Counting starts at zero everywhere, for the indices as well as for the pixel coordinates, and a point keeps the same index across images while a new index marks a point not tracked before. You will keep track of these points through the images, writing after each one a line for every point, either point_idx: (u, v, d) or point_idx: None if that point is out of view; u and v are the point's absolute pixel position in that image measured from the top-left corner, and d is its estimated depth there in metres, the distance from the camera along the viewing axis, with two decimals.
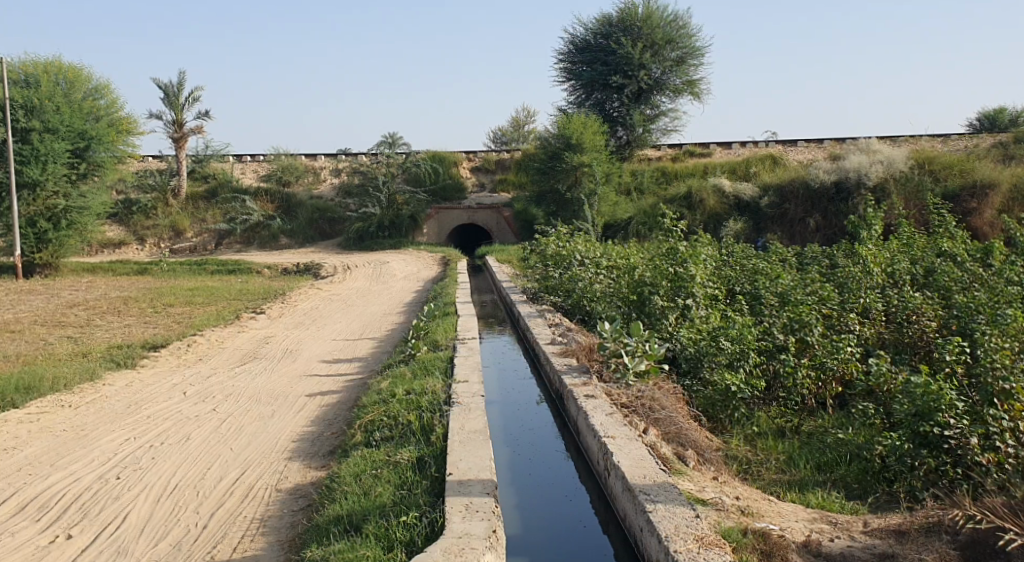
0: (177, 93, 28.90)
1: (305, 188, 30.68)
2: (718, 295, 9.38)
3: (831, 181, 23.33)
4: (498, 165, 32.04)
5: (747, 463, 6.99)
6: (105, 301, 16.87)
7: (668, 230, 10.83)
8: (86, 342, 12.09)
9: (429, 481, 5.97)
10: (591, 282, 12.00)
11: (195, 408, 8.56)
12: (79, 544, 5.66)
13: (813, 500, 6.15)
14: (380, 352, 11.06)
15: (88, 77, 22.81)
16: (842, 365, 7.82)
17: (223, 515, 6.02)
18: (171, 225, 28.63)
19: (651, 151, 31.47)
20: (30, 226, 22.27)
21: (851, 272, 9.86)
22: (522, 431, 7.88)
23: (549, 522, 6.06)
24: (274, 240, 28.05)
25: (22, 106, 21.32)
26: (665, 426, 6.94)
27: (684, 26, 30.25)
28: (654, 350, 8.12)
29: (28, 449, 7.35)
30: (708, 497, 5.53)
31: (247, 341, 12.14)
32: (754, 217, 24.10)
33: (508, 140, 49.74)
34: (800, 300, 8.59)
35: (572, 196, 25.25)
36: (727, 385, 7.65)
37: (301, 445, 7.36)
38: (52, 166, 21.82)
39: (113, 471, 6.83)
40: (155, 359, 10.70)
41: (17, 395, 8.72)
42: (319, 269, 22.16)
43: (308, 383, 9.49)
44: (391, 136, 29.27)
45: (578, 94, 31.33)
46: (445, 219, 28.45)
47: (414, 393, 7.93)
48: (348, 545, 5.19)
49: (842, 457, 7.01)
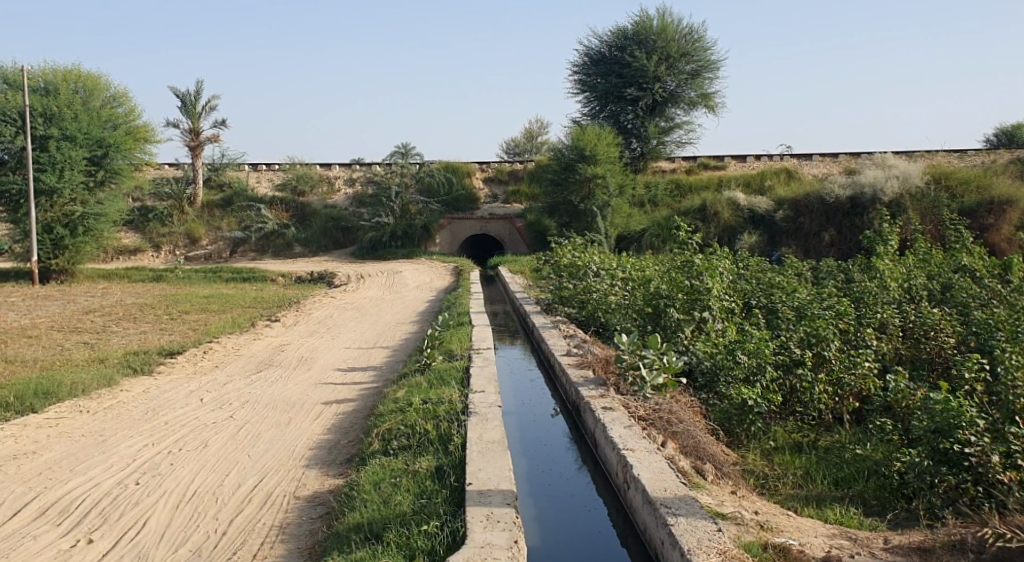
0: (194, 103, 29.16)
1: (319, 198, 30.80)
2: (735, 308, 9.37)
3: (847, 196, 23.29)
4: (511, 176, 32.07)
5: (764, 478, 6.96)
6: (123, 307, 17.05)
7: (683, 243, 10.84)
8: (103, 347, 12.23)
9: (448, 491, 5.98)
10: (606, 294, 12.03)
11: (212, 415, 8.61)
12: (100, 549, 5.69)
13: (832, 517, 6.14)
14: (394, 361, 11.09)
15: (107, 85, 23.11)
16: (860, 380, 7.82)
17: (243, 522, 6.05)
18: (186, 233, 28.89)
19: (665, 163, 31.62)
20: (46, 232, 22.44)
21: (869, 287, 9.87)
22: (540, 442, 7.88)
23: (566, 534, 6.05)
24: (288, 248, 28.32)
25: (40, 114, 21.64)
26: (683, 439, 6.96)
27: (699, 40, 30.30)
28: (672, 363, 8.06)
29: (48, 453, 7.41)
30: (728, 511, 5.52)
31: (262, 347, 12.24)
32: (769, 230, 24.11)
33: (520, 151, 50.45)
34: (817, 314, 8.55)
35: (585, 207, 25.25)
36: (744, 399, 7.62)
37: (318, 453, 7.39)
38: (69, 173, 22.06)
39: (133, 476, 6.87)
40: (171, 366, 10.79)
41: (36, 400, 8.84)
42: (332, 277, 22.26)
43: (323, 391, 9.52)
44: (404, 147, 29.25)
45: (592, 106, 31.32)
46: (458, 229, 28.70)
47: (430, 402, 7.95)
48: (370, 553, 5.20)
49: (860, 473, 6.98)
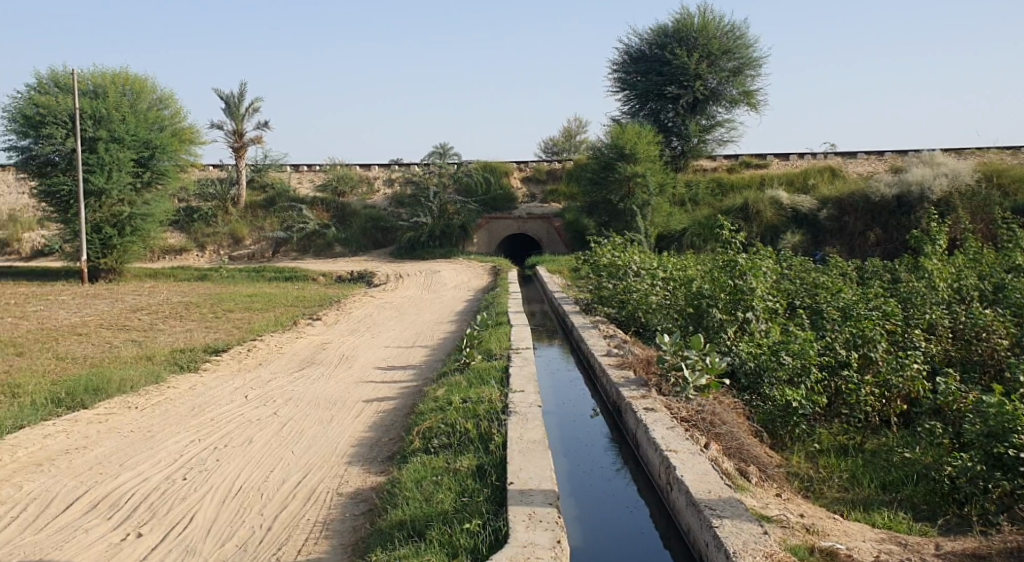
0: (238, 104, 29.58)
1: (358, 198, 31.06)
2: (778, 309, 9.25)
3: (893, 194, 22.83)
4: (550, 175, 32.03)
5: (809, 481, 6.85)
6: (168, 306, 17.34)
7: (726, 242, 10.72)
8: (150, 345, 12.45)
9: (490, 489, 5.98)
10: (647, 294, 11.96)
11: (256, 411, 8.72)
12: (149, 543, 5.79)
13: (880, 521, 6.03)
14: (434, 359, 11.14)
15: (153, 88, 23.57)
16: (909, 382, 7.67)
17: (287, 517, 6.11)
18: (229, 233, 29.30)
19: (707, 161, 31.44)
20: (95, 232, 22.91)
21: (917, 287, 9.67)
22: (581, 443, 7.85)
23: (608, 535, 6.01)
24: (328, 248, 28.57)
25: (90, 116, 22.11)
26: (727, 441, 6.88)
27: (741, 37, 29.96)
28: (715, 364, 7.96)
29: (98, 448, 7.56)
30: (773, 514, 5.45)
31: (304, 346, 12.36)
32: (812, 229, 23.88)
33: (559, 150, 50.44)
34: (864, 315, 8.40)
35: (624, 206, 25.10)
36: (788, 400, 7.51)
37: (360, 450, 7.44)
38: (117, 174, 22.52)
39: (180, 472, 6.98)
40: (216, 363, 10.95)
41: (86, 396, 9.02)
42: (372, 277, 22.42)
43: (364, 389, 9.59)
44: (443, 147, 29.39)
45: (632, 105, 31.17)
46: (495, 229, 28.73)
47: (470, 401, 7.96)
48: (414, 550, 5.22)
49: (908, 476, 6.83)
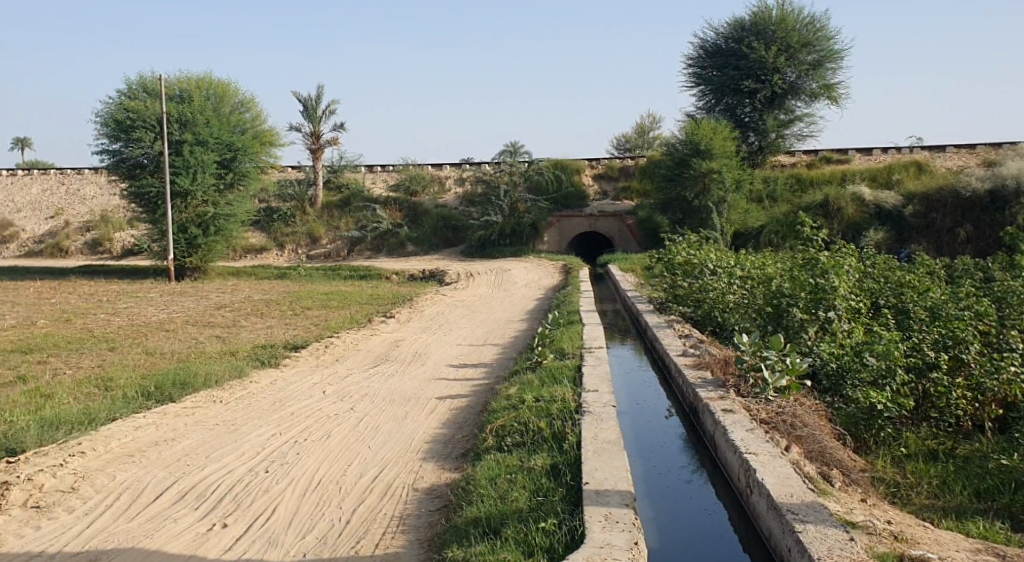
0: (315, 107, 30.20)
1: (431, 197, 31.36)
2: (862, 308, 8.96)
3: (985, 189, 21.93)
4: (622, 173, 31.77)
5: (896, 487, 6.61)
6: (249, 303, 17.79)
7: (806, 240, 10.43)
8: (232, 341, 12.78)
9: (565, 489, 5.94)
10: (722, 293, 11.74)
11: (334, 407, 8.87)
12: (233, 534, 5.93)
13: (974, 530, 5.78)
14: (506, 358, 11.15)
15: (235, 92, 24.28)
16: (1004, 385, 7.34)
17: (365, 511, 6.19)
18: (307, 233, 29.92)
19: (785, 157, 30.76)
20: (181, 232, 23.66)
21: (1011, 287, 9.25)
22: (656, 443, 7.74)
23: (686, 537, 5.91)
24: (401, 247, 28.89)
25: (176, 120, 22.87)
26: (809, 444, 6.69)
27: (821, 29, 29.18)
28: (796, 365, 7.75)
29: (185, 441, 7.80)
30: (859, 519, 5.27)
31: (378, 343, 12.52)
32: (897, 226, 23.03)
33: (631, 146, 50.02)
34: (954, 316, 8.08)
35: (700, 203, 24.74)
36: (872, 402, 7.28)
37: (434, 447, 7.49)
38: (201, 176, 23.23)
39: (262, 464, 7.15)
40: (295, 359, 11.18)
41: (173, 390, 9.31)
42: (445, 275, 22.59)
43: (438, 386, 9.66)
44: (514, 145, 29.46)
45: (707, 100, 30.70)
46: (566, 227, 28.55)
47: (543, 400, 7.93)
48: (490, 548, 5.22)
49: (1004, 484, 6.54)
